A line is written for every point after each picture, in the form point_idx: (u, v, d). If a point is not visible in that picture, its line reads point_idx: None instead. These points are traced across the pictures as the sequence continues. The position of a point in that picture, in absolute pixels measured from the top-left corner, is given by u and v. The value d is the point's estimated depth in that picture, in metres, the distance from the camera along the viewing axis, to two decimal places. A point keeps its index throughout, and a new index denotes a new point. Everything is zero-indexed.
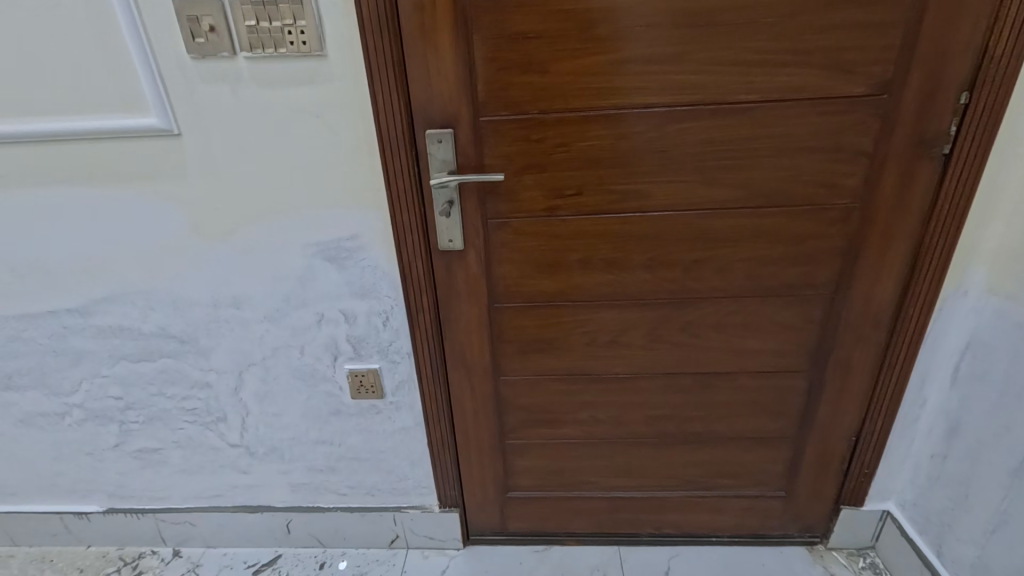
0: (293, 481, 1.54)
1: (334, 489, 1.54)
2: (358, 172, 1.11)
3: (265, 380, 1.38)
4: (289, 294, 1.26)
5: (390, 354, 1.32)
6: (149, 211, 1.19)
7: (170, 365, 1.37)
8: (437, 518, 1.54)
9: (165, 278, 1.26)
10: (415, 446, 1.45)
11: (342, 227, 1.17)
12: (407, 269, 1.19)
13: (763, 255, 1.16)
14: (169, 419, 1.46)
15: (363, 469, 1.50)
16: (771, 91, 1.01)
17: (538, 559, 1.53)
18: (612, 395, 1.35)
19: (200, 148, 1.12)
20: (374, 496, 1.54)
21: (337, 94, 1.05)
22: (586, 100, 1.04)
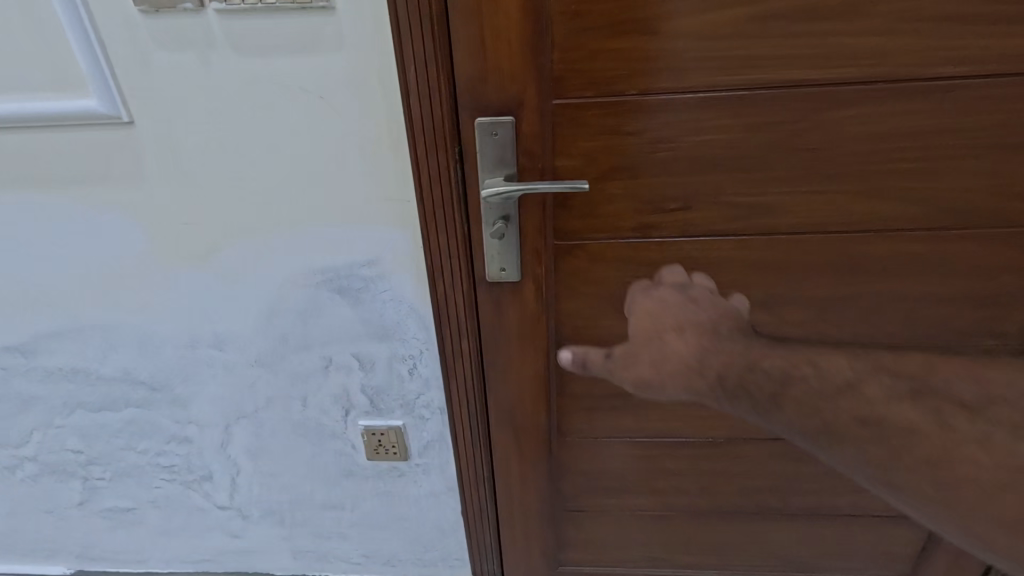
0: (296, 547, 1.26)
1: (345, 558, 1.26)
2: (379, 176, 0.81)
3: (259, 436, 1.09)
4: (288, 334, 0.97)
5: (416, 409, 1.04)
6: (100, 226, 0.89)
7: (140, 416, 1.08)
8: None
9: (127, 310, 0.96)
10: (446, 513, 1.17)
11: (358, 250, 0.88)
12: (444, 307, 0.89)
13: (934, 293, 0.84)
14: (143, 476, 1.18)
15: (381, 537, 1.22)
16: (989, 62, 0.68)
17: None
18: (700, 461, 1.05)
19: (162, 142, 0.81)
20: (394, 566, 1.27)
21: (351, 69, 0.74)
22: (709, 75, 0.71)
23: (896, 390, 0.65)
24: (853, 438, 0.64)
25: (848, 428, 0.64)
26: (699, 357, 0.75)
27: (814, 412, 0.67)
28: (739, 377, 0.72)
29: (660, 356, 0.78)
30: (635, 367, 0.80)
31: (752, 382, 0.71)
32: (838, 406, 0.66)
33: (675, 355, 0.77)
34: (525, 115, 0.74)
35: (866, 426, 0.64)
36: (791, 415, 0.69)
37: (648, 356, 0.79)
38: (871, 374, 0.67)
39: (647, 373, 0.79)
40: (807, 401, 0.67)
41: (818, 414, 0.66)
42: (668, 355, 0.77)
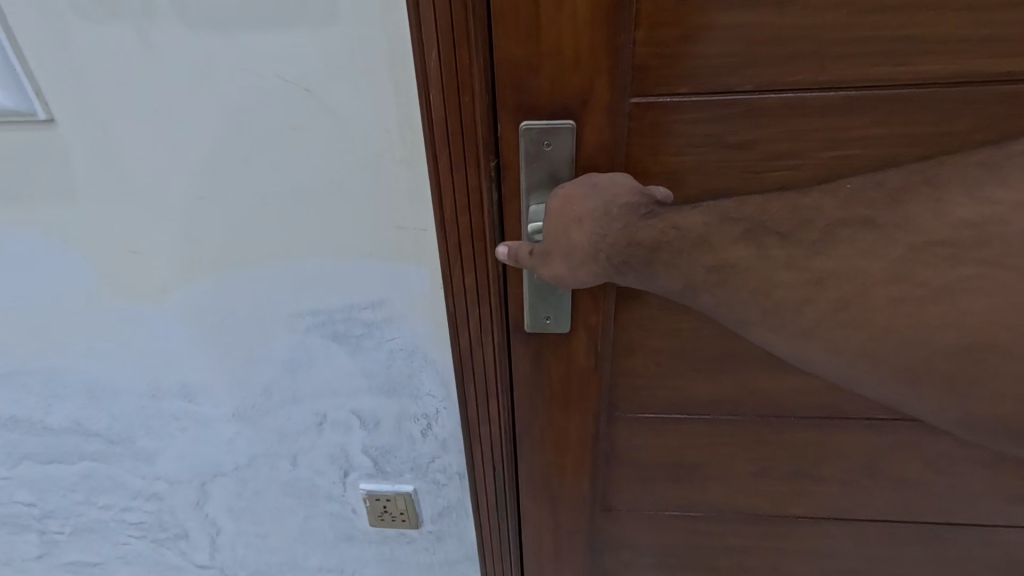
0: None
1: None
2: (386, 198, 0.61)
3: (240, 495, 0.91)
4: (271, 386, 0.78)
5: (430, 473, 0.86)
6: (28, 255, 0.68)
7: (98, 470, 0.90)
8: None
9: (72, 353, 0.77)
10: None
11: (359, 290, 0.69)
12: (468, 365, 0.69)
13: None
14: (108, 532, 0.99)
15: None
16: None
17: None
18: (774, 542, 0.86)
19: (98, 151, 0.61)
20: None
21: (350, 57, 0.54)
22: (859, 64, 0.49)
23: (797, 255, 0.44)
24: (775, 319, 0.45)
25: (771, 313, 0.45)
26: (611, 251, 0.50)
27: (731, 289, 0.46)
28: (647, 267, 0.49)
29: (551, 252, 0.53)
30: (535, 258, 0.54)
31: (662, 278, 0.49)
32: (750, 286, 0.46)
33: (578, 250, 0.51)
34: (592, 119, 0.52)
35: (778, 308, 0.45)
36: (706, 303, 0.48)
37: (542, 261, 0.53)
38: (766, 241, 0.46)
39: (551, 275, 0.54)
40: (719, 283, 0.47)
41: (745, 303, 0.46)
42: (579, 248, 0.51)
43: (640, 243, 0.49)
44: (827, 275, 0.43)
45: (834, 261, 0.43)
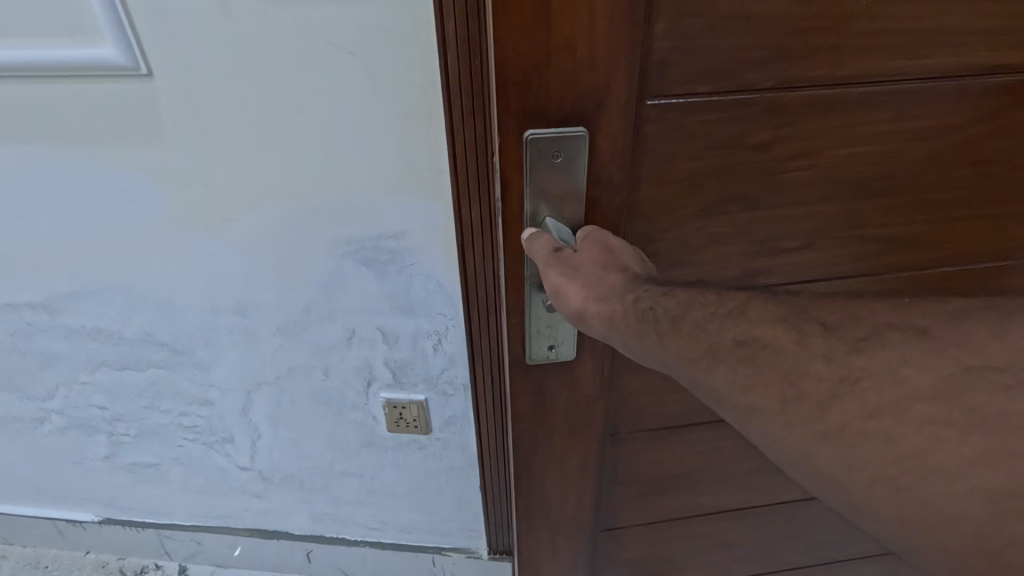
0: (318, 510, 1.22)
1: (364, 523, 1.24)
2: (416, 143, 0.71)
3: (280, 402, 1.00)
4: (311, 306, 0.87)
5: (439, 384, 0.97)
6: (109, 184, 0.77)
7: (164, 378, 0.99)
8: (483, 565, 1.28)
9: (146, 272, 0.85)
10: (466, 489, 1.14)
11: (387, 221, 0.79)
12: (472, 294, 0.83)
13: None
14: (166, 436, 1.09)
15: (400, 507, 1.19)
16: None
17: None
18: (772, 534, 0.89)
19: (185, 98, 0.69)
20: (410, 534, 1.25)
21: (407, 13, 0.63)
22: (879, 61, 0.49)
23: (835, 348, 0.39)
24: (792, 415, 0.38)
25: (790, 406, 0.39)
26: (652, 302, 0.44)
27: (750, 367, 0.40)
28: (666, 328, 0.43)
29: (581, 268, 0.48)
30: (554, 266, 0.49)
31: (675, 343, 0.42)
32: (772, 370, 0.40)
33: (612, 289, 0.46)
34: (608, 122, 0.50)
35: (801, 401, 0.38)
36: (714, 380, 0.41)
37: (559, 274, 0.48)
38: (804, 326, 0.41)
39: (554, 287, 0.48)
40: (739, 360, 0.41)
41: (760, 387, 0.40)
42: (609, 280, 0.47)
43: (674, 301, 0.44)
44: (860, 377, 0.38)
45: (871, 361, 0.38)
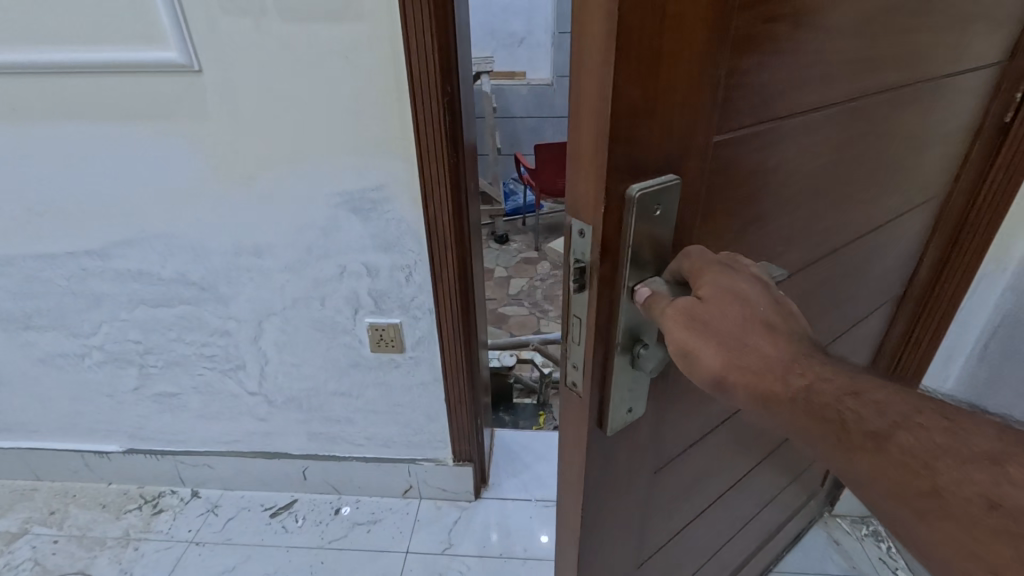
0: (311, 430, 1.54)
1: (349, 439, 1.56)
2: (387, 121, 1.05)
3: (285, 330, 1.35)
4: (313, 245, 1.21)
5: (411, 309, 1.29)
6: (169, 153, 1.12)
7: (190, 312, 1.33)
8: (449, 471, 1.57)
9: (187, 222, 1.19)
10: (433, 401, 1.45)
11: (367, 177, 1.12)
12: (434, 227, 1.16)
13: (886, 265, 0.95)
14: (188, 364, 1.43)
15: (380, 420, 1.51)
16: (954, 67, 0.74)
17: (548, 513, 1.61)
18: (736, 496, 1.01)
19: (228, 89, 1.04)
20: (389, 448, 1.56)
21: (385, 37, 0.97)
22: (833, 91, 0.59)
23: None
24: None
25: None
26: (811, 378, 0.42)
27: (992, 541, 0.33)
28: (827, 420, 0.40)
29: (739, 348, 0.44)
30: (689, 328, 0.46)
31: (867, 462, 0.38)
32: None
33: (773, 361, 0.43)
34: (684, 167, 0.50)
35: None
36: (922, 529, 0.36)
37: (699, 338, 0.45)
38: None
39: (696, 356, 0.45)
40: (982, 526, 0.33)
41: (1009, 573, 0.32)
42: (775, 368, 0.43)
43: (834, 382, 0.41)
44: None
45: None
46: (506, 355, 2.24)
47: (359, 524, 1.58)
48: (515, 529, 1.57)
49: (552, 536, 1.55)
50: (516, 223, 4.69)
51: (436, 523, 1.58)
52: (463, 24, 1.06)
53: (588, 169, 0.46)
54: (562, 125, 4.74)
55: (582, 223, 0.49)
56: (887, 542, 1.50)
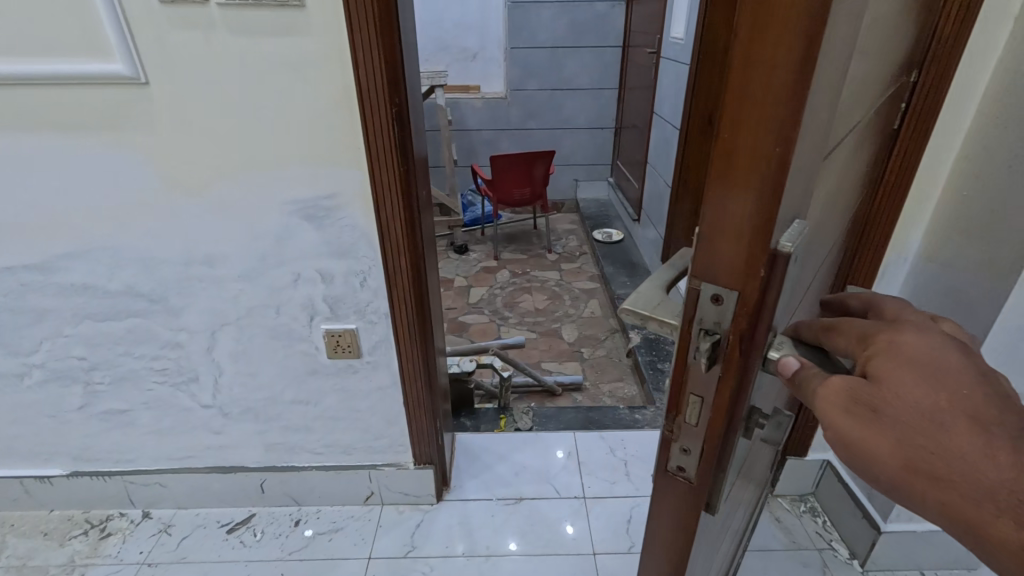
0: (269, 440, 1.54)
1: (309, 448, 1.56)
2: (338, 130, 1.09)
3: (239, 340, 1.35)
4: (266, 253, 1.23)
5: (367, 314, 1.32)
6: (117, 164, 1.12)
7: (139, 325, 1.31)
8: (411, 474, 1.60)
9: (135, 234, 1.19)
10: (392, 405, 1.48)
11: (320, 186, 1.15)
12: (386, 229, 1.19)
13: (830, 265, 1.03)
14: (138, 380, 1.40)
15: (339, 427, 1.52)
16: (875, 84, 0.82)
17: (509, 510, 1.65)
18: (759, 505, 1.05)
19: (175, 100, 1.06)
20: (350, 454, 1.57)
21: (333, 51, 1.02)
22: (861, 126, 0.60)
23: None
24: None
25: None
26: None
27: None
28: None
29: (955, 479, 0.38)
30: (887, 440, 0.40)
31: None
32: None
33: (1002, 492, 0.36)
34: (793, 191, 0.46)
35: None
36: None
37: (871, 429, 0.40)
38: None
39: (867, 450, 0.41)
40: None
41: None
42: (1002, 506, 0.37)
43: None
44: None
45: None
46: (465, 359, 2.26)
47: (320, 533, 1.58)
48: (476, 528, 1.60)
49: (513, 532, 1.59)
50: (475, 233, 4.75)
51: (397, 527, 1.60)
52: (409, 40, 1.12)
53: (734, 214, 0.39)
54: (517, 137, 4.85)
55: (718, 287, 0.42)
56: (823, 516, 1.61)
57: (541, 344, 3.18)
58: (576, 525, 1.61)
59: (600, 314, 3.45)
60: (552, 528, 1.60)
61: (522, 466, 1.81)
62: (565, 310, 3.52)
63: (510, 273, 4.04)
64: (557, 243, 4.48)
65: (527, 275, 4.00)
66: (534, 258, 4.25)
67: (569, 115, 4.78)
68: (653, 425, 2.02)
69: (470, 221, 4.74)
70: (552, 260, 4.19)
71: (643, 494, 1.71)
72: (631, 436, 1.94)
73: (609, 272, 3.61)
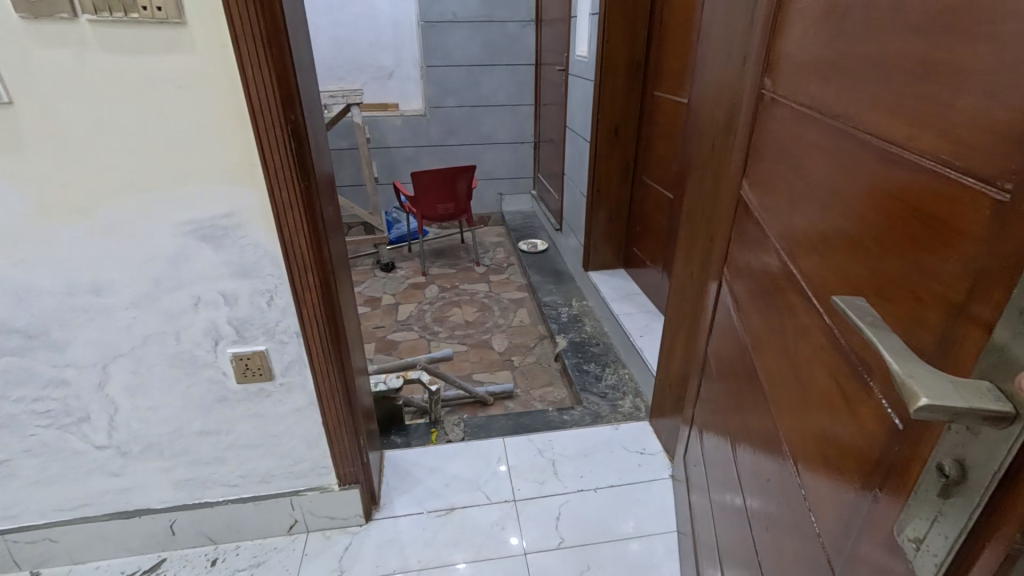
0: (176, 478, 1.45)
1: (222, 481, 1.48)
2: (233, 148, 1.07)
3: (136, 372, 1.27)
4: (161, 277, 1.17)
5: (277, 334, 1.29)
6: None
7: (15, 364, 1.20)
8: (336, 495, 1.56)
9: (4, 265, 1.10)
10: (311, 427, 1.44)
11: (218, 204, 1.12)
12: (290, 247, 1.17)
13: (741, 247, 1.09)
14: (17, 425, 1.28)
15: (256, 455, 1.46)
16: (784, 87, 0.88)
17: (441, 522, 1.65)
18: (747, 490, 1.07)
19: (47, 120, 1.00)
20: (268, 483, 1.51)
21: (220, 68, 1.01)
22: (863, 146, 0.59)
23: None
24: None
25: None
26: None
27: None
28: None
29: None
30: None
31: None
32: None
33: None
34: (969, 218, 0.42)
35: None
36: None
37: None
38: None
39: None
40: None
41: None
42: None
43: None
44: None
45: None
46: (392, 376, 2.23)
47: (238, 571, 1.49)
48: (407, 544, 1.58)
49: (444, 542, 1.59)
50: (401, 250, 4.72)
51: (324, 553, 1.55)
52: (303, 59, 1.13)
53: None
54: (439, 153, 4.89)
55: None
56: None
57: (472, 356, 3.21)
58: (507, 528, 1.64)
59: (529, 322, 3.52)
60: (483, 535, 1.61)
61: (453, 476, 1.81)
62: (495, 321, 3.56)
63: (439, 288, 4.04)
64: (484, 256, 4.53)
65: (456, 288, 4.02)
66: (462, 272, 4.28)
67: (488, 131, 4.89)
68: (579, 424, 2.09)
69: (397, 238, 4.70)
70: (480, 272, 4.24)
71: (571, 490, 1.77)
72: (558, 436, 2.00)
73: (535, 281, 3.70)
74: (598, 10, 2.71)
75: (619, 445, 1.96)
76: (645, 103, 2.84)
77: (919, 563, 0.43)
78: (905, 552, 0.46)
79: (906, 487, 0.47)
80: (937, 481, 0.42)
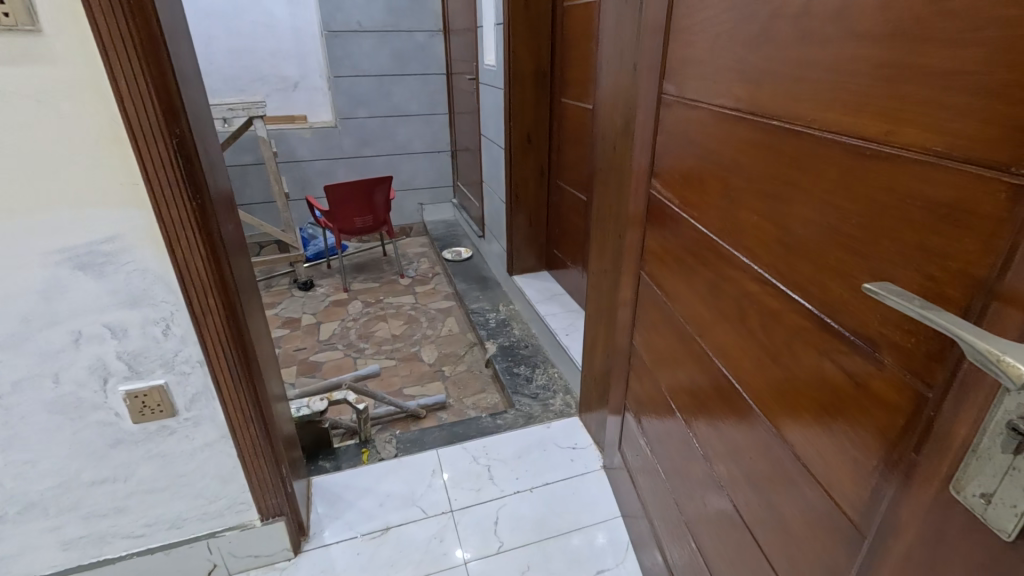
0: (66, 537, 1.29)
1: (125, 533, 1.34)
2: (110, 166, 0.99)
3: (5, 424, 1.12)
4: (31, 314, 1.05)
5: (176, 365, 1.19)
6: None
7: None
8: (259, 532, 1.46)
9: None
10: (223, 462, 1.34)
11: (97, 229, 1.02)
12: (183, 270, 1.09)
13: (665, 241, 1.15)
14: None
15: (163, 500, 1.33)
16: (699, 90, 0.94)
17: (377, 544, 1.60)
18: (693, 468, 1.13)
19: None
20: (180, 529, 1.39)
21: (87, 81, 0.92)
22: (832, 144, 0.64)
23: None
24: None
25: None
26: None
27: None
28: None
29: None
30: None
31: None
32: None
33: None
34: (982, 202, 0.47)
35: None
36: None
37: None
38: None
39: None
40: None
41: None
42: None
43: None
44: None
45: None
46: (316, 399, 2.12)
47: None
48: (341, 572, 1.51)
49: (379, 564, 1.54)
50: (320, 267, 4.53)
51: None
52: (187, 69, 1.06)
53: None
54: (354, 164, 4.75)
55: None
56: None
57: (402, 369, 3.14)
58: (446, 540, 1.61)
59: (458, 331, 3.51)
60: (422, 550, 1.58)
61: (387, 495, 1.76)
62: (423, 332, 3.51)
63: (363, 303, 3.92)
64: (409, 267, 4.46)
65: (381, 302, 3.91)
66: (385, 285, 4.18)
67: (404, 140, 4.82)
68: (514, 426, 2.11)
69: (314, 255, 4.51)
70: (405, 284, 4.16)
71: (508, 493, 1.78)
72: (493, 441, 2.00)
73: (462, 289, 3.69)
74: (503, 19, 2.77)
75: (552, 443, 2.00)
76: (555, 109, 2.93)
77: (992, 516, 0.46)
78: (969, 508, 0.48)
79: (950, 450, 0.51)
80: (1010, 439, 0.44)
